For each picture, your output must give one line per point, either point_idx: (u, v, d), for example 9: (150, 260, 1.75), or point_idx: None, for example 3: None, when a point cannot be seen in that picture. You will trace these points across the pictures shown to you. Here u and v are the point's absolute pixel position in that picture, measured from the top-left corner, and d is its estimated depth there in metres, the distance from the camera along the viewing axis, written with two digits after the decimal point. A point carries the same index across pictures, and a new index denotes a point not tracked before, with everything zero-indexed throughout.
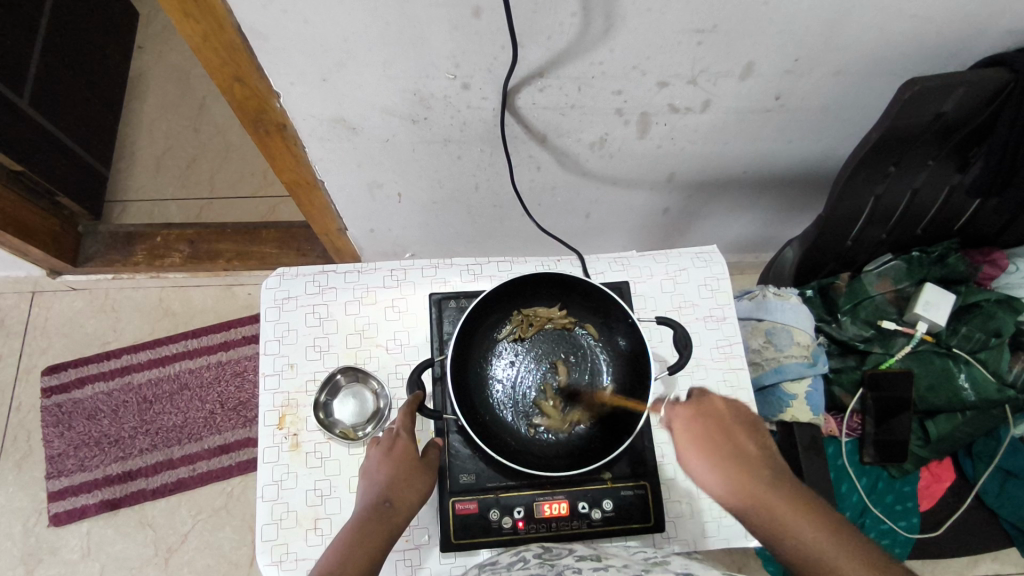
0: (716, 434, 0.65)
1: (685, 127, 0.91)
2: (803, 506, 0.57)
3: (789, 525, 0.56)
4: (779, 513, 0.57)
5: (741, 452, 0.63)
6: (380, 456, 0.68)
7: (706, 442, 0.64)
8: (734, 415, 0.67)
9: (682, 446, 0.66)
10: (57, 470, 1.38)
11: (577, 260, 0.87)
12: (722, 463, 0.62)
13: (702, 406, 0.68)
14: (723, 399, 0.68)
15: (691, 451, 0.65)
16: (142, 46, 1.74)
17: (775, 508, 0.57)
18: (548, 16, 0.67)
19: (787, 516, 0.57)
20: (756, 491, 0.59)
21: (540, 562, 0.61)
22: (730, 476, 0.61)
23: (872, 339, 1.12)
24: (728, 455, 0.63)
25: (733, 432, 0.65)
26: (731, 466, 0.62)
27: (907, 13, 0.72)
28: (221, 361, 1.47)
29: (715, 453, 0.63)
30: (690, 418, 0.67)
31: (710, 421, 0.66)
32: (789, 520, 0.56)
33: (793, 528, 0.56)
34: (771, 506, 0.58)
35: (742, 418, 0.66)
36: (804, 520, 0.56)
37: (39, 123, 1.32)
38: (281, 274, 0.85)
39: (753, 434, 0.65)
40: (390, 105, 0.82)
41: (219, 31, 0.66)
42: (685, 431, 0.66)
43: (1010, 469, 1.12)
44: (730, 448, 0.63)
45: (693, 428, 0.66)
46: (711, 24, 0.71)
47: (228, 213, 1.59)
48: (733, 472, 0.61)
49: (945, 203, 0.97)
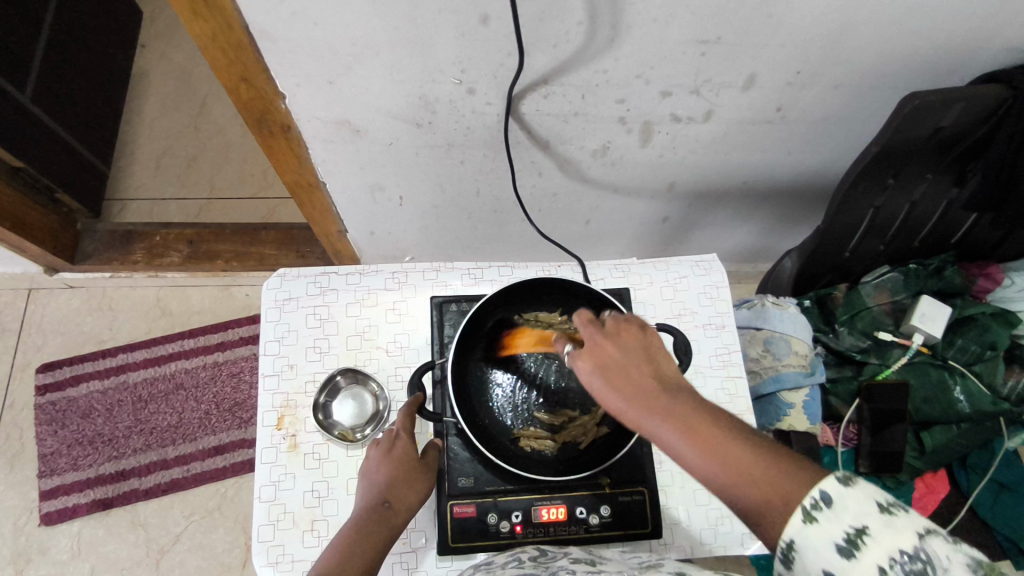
0: (610, 360, 0.55)
1: (686, 136, 0.92)
2: (713, 418, 0.51)
3: (709, 446, 0.50)
4: (695, 435, 0.50)
5: (637, 373, 0.54)
6: (380, 456, 0.68)
7: (612, 374, 0.55)
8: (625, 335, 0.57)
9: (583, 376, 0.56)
10: (49, 468, 1.37)
11: (578, 266, 0.88)
12: (624, 390, 0.54)
13: (595, 333, 0.58)
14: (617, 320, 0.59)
15: (591, 381, 0.55)
16: (145, 45, 1.74)
17: (692, 429, 0.51)
18: (554, 24, 0.68)
19: (704, 434, 0.50)
20: (669, 412, 0.52)
21: (535, 564, 0.61)
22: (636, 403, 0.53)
23: (869, 350, 1.12)
24: (628, 380, 0.54)
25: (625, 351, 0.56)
26: (632, 391, 0.53)
27: (907, 29, 0.73)
28: (217, 362, 1.46)
29: (616, 380, 0.54)
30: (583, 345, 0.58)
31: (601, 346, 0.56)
32: (706, 438, 0.50)
33: (714, 448, 0.49)
34: (686, 428, 0.51)
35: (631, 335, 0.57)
36: (718, 434, 0.50)
37: (40, 119, 1.32)
38: (283, 275, 0.85)
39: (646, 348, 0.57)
40: (395, 109, 0.82)
41: (228, 31, 0.66)
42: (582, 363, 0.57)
43: (1005, 482, 1.13)
44: (628, 371, 0.55)
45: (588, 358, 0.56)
46: (715, 35, 0.72)
47: (227, 213, 1.59)
48: (637, 397, 0.53)
49: (942, 216, 0.98)
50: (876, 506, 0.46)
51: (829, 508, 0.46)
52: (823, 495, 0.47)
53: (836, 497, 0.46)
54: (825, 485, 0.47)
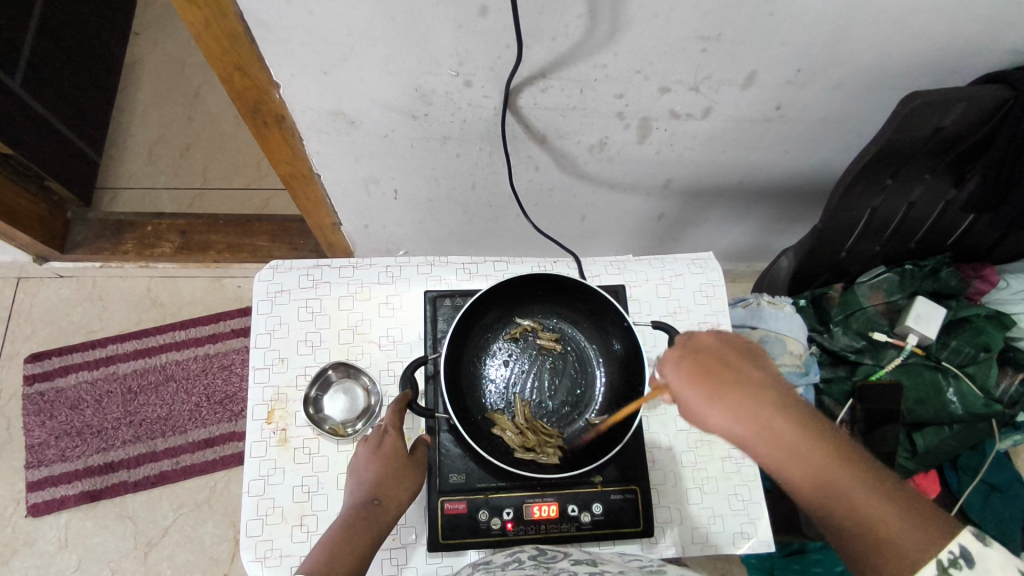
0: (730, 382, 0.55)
1: (685, 133, 0.91)
2: (836, 450, 0.53)
3: (837, 484, 0.52)
4: (820, 470, 0.52)
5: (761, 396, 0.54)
6: (368, 453, 0.67)
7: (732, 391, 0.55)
8: (732, 354, 0.57)
9: (690, 397, 0.55)
10: (37, 460, 1.35)
11: (573, 262, 0.87)
12: (747, 417, 0.53)
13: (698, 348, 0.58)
14: (711, 334, 0.59)
15: (707, 405, 0.54)
16: (138, 33, 1.71)
17: (820, 468, 0.52)
18: (553, 17, 0.67)
19: (829, 472, 0.52)
20: (794, 446, 0.52)
21: (535, 564, 0.60)
22: (761, 432, 0.53)
23: (863, 350, 1.12)
24: (751, 404, 0.54)
25: (742, 373, 0.56)
26: (759, 418, 0.53)
27: (910, 28, 0.73)
28: (209, 354, 1.45)
29: (736, 404, 0.54)
30: (691, 366, 0.57)
31: (715, 363, 0.56)
32: (831, 477, 0.52)
33: (839, 486, 0.52)
34: (812, 464, 0.52)
35: (739, 351, 0.58)
36: (844, 470, 0.52)
37: (30, 106, 1.30)
38: (275, 267, 0.84)
39: (756, 366, 0.57)
40: (390, 101, 0.81)
41: (222, 19, 0.65)
42: (692, 384, 0.55)
43: (993, 483, 1.16)
44: (747, 395, 0.54)
45: (702, 378, 0.55)
46: (716, 31, 0.71)
47: (220, 204, 1.57)
48: (764, 425, 0.53)
49: (939, 217, 0.97)
50: (1016, 572, 0.47)
51: (969, 567, 0.48)
52: (963, 551, 0.48)
53: (977, 557, 0.48)
54: (964, 540, 0.49)
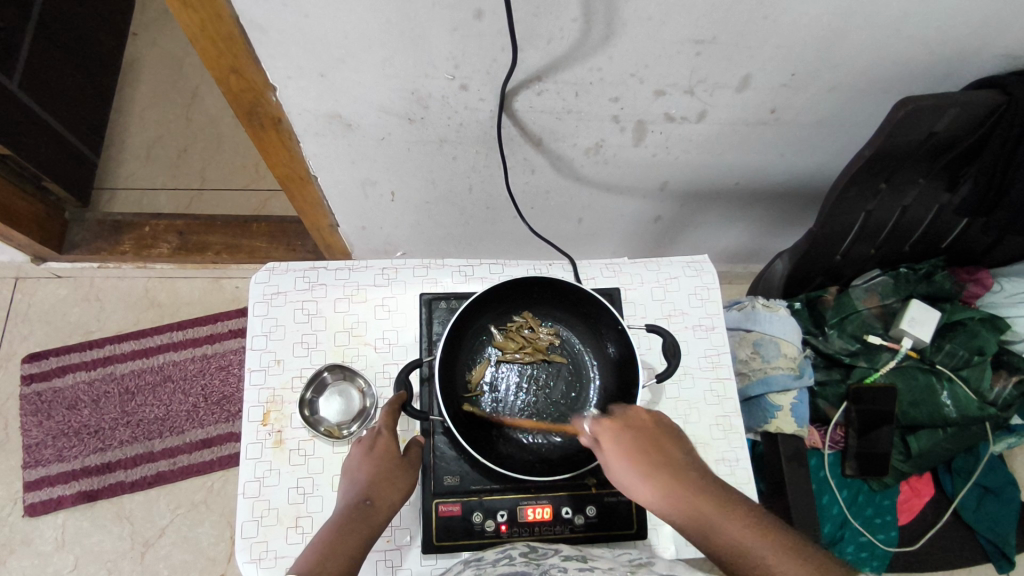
0: (650, 451, 0.61)
1: (680, 136, 0.91)
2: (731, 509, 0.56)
3: (744, 544, 0.54)
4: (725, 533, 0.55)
5: (673, 465, 0.60)
6: (360, 455, 0.67)
7: (643, 461, 0.60)
8: (659, 429, 0.63)
9: (613, 464, 0.61)
10: (33, 460, 1.35)
11: (569, 265, 0.87)
12: (658, 483, 0.59)
13: (626, 420, 0.63)
14: (644, 411, 0.65)
15: (625, 470, 0.60)
16: (137, 33, 1.72)
17: (723, 527, 0.55)
18: (549, 21, 0.67)
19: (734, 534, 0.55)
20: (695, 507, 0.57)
21: (526, 560, 0.61)
22: (668, 497, 0.58)
23: (858, 353, 1.12)
24: (663, 474, 0.59)
25: (665, 446, 0.61)
26: (668, 483, 0.58)
27: (904, 33, 0.73)
28: (206, 354, 1.45)
29: (656, 472, 0.59)
30: (617, 437, 0.62)
31: (640, 435, 0.62)
32: (735, 537, 0.55)
33: (743, 547, 0.54)
34: (710, 521, 0.56)
35: (665, 427, 0.63)
36: (751, 532, 0.55)
37: (29, 106, 1.30)
38: (272, 269, 0.85)
39: (681, 446, 0.63)
40: (386, 103, 0.81)
41: (219, 21, 0.65)
42: (615, 451, 0.61)
43: (988, 485, 1.17)
44: (662, 463, 0.60)
45: (625, 446, 0.61)
46: (710, 35, 0.71)
47: (218, 205, 1.57)
48: (668, 489, 0.58)
49: (933, 221, 0.98)
50: None
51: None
52: None
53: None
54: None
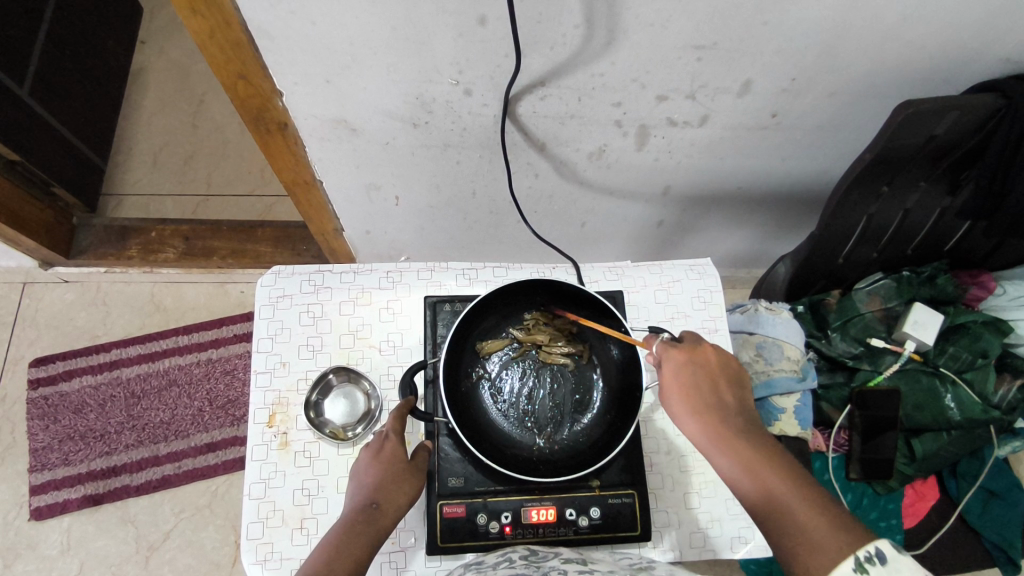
0: (703, 385, 0.63)
1: (683, 140, 0.92)
2: (769, 455, 0.58)
3: (772, 490, 0.56)
4: (758, 477, 0.57)
5: (724, 406, 0.63)
6: (368, 457, 0.68)
7: (693, 394, 0.63)
8: (721, 366, 0.65)
9: (666, 392, 0.65)
10: (40, 463, 1.36)
11: (572, 268, 0.88)
12: (705, 417, 0.62)
13: (691, 353, 0.65)
14: (713, 346, 0.66)
15: (674, 401, 0.64)
16: (145, 42, 1.74)
17: (757, 469, 0.58)
18: (552, 27, 0.68)
19: (766, 476, 0.57)
20: (734, 447, 0.60)
21: (526, 563, 0.61)
22: (709, 429, 0.61)
23: (861, 356, 1.13)
24: (711, 410, 0.62)
25: (718, 383, 0.64)
26: (715, 418, 0.62)
27: (903, 38, 0.74)
28: (211, 359, 1.46)
29: (703, 406, 0.62)
30: (677, 369, 0.65)
31: (698, 372, 0.64)
32: (765, 476, 0.57)
33: (768, 485, 0.56)
34: (748, 458, 0.58)
35: (727, 369, 0.65)
36: (786, 481, 0.56)
37: (38, 113, 1.32)
38: (278, 272, 0.85)
39: (737, 387, 0.65)
40: (391, 109, 0.82)
41: (227, 28, 0.66)
42: (673, 379, 0.64)
43: (994, 489, 1.17)
44: (715, 401, 0.63)
45: (682, 376, 0.64)
46: (711, 41, 0.72)
47: (224, 210, 1.58)
48: (711, 425, 0.61)
49: (936, 224, 0.98)
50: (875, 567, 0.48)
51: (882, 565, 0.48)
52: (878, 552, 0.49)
53: (890, 558, 0.48)
54: (881, 544, 0.49)
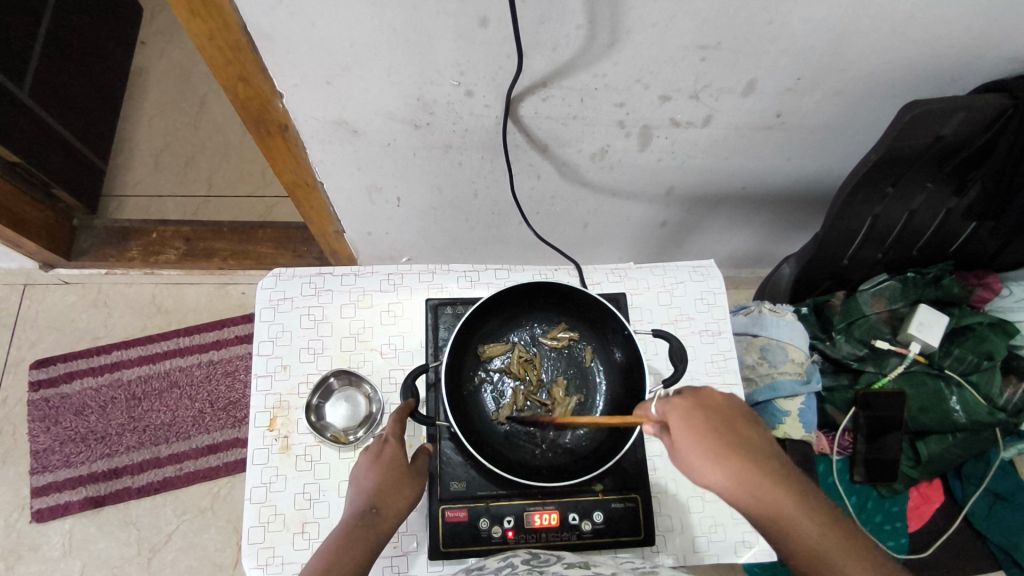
0: (721, 433, 0.59)
1: (686, 141, 0.91)
2: (804, 504, 0.55)
3: (816, 545, 0.54)
4: (801, 532, 0.54)
5: (744, 450, 0.58)
6: (368, 462, 0.67)
7: (714, 444, 0.58)
8: (728, 408, 0.61)
9: (682, 445, 0.59)
10: (41, 465, 1.36)
11: (574, 270, 0.87)
12: (729, 468, 0.57)
13: (698, 400, 0.61)
14: (715, 392, 0.62)
15: (693, 450, 0.58)
16: (145, 42, 1.73)
17: (796, 524, 0.55)
18: (554, 27, 0.68)
19: (806, 530, 0.54)
20: (769, 499, 0.55)
21: (529, 568, 0.60)
22: (737, 481, 0.56)
23: (865, 358, 1.12)
24: (735, 459, 0.57)
25: (733, 426, 0.59)
26: (741, 469, 0.57)
27: (908, 38, 0.73)
28: (212, 360, 1.46)
29: (726, 457, 0.57)
30: (689, 416, 0.60)
31: (712, 418, 0.59)
32: (806, 530, 0.54)
33: (810, 539, 0.54)
34: (783, 511, 0.55)
35: (735, 410, 0.61)
36: (826, 533, 0.54)
37: (38, 115, 1.32)
38: (278, 275, 0.85)
39: (748, 425, 0.61)
40: (392, 110, 0.82)
41: (226, 30, 0.66)
42: (689, 430, 0.59)
43: (999, 492, 1.15)
44: (735, 448, 0.58)
45: (696, 426, 0.59)
46: (715, 41, 0.71)
47: (225, 211, 1.58)
48: (739, 476, 0.56)
49: (941, 224, 0.97)
50: None
51: None
52: None
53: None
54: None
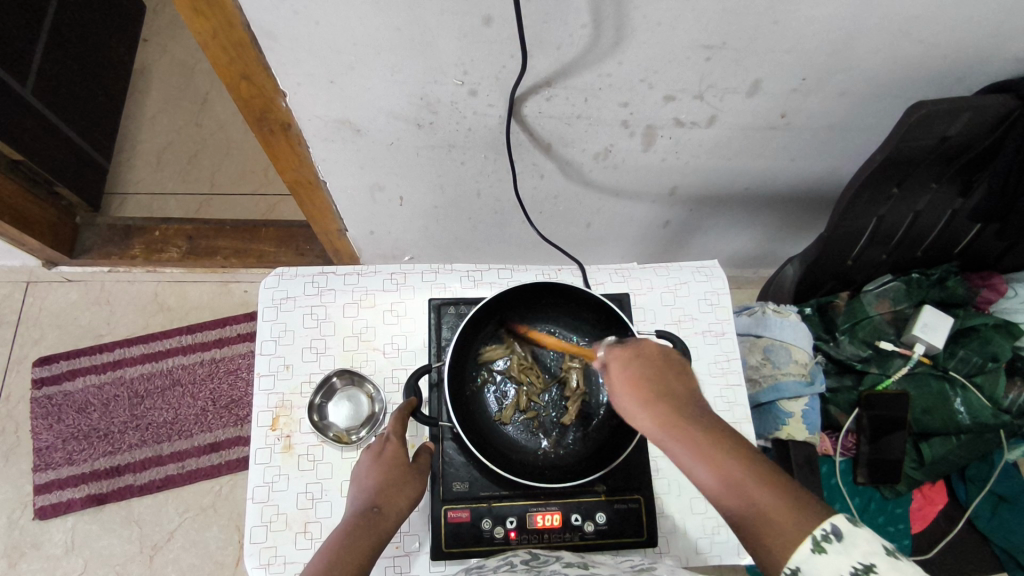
0: (650, 379, 0.56)
1: (690, 141, 0.91)
2: (731, 443, 0.52)
3: (743, 486, 0.49)
4: (722, 471, 0.50)
5: (676, 394, 0.55)
6: (369, 461, 0.67)
7: (642, 388, 0.55)
8: (659, 357, 0.58)
9: (617, 391, 0.58)
10: (44, 463, 1.36)
11: (577, 270, 0.87)
12: (658, 411, 0.54)
13: (633, 349, 0.59)
14: (647, 341, 0.60)
15: (625, 396, 0.56)
16: (148, 40, 1.73)
17: (724, 466, 0.50)
18: (558, 27, 0.67)
19: (735, 472, 0.50)
20: (698, 449, 0.51)
21: (528, 567, 0.60)
22: (664, 425, 0.53)
23: (870, 359, 1.11)
24: (664, 403, 0.54)
25: (664, 373, 0.57)
26: (667, 411, 0.54)
27: (915, 38, 0.73)
28: (214, 358, 1.46)
29: (656, 401, 0.54)
30: (627, 366, 0.58)
31: (644, 365, 0.57)
32: (733, 471, 0.50)
33: (737, 480, 0.50)
34: (708, 452, 0.51)
35: (665, 359, 0.58)
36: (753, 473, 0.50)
37: (41, 112, 1.32)
38: (281, 274, 0.85)
39: (680, 373, 0.57)
40: (396, 109, 0.81)
41: (229, 28, 0.66)
42: (623, 378, 0.57)
43: (1004, 494, 1.14)
44: (664, 392, 0.55)
45: (628, 373, 0.57)
46: (720, 41, 0.71)
47: (228, 209, 1.58)
48: (665, 418, 0.53)
49: (947, 225, 0.97)
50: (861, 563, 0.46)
51: (837, 539, 0.46)
52: (833, 527, 0.47)
53: (847, 532, 0.46)
54: (836, 519, 0.47)
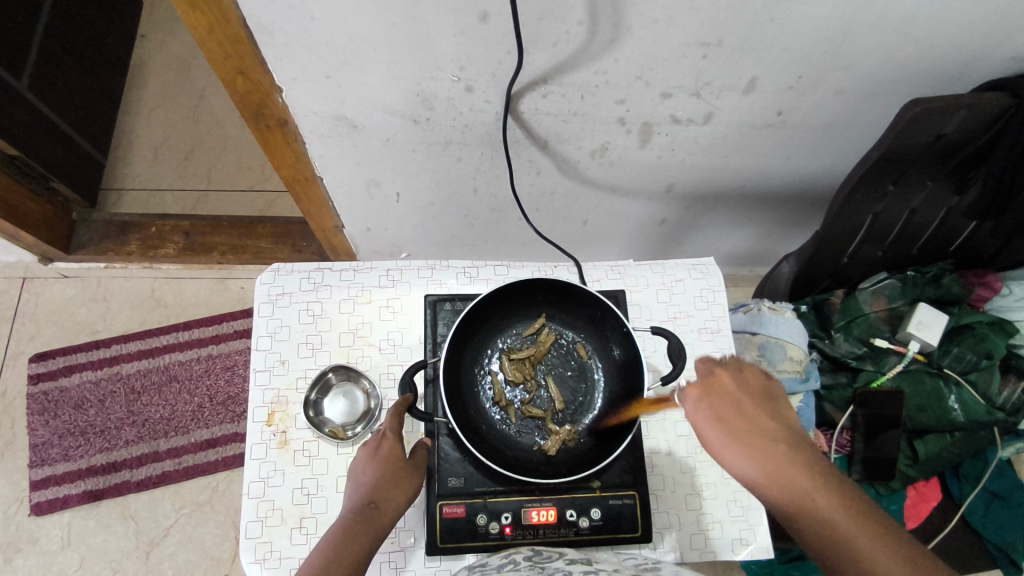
0: (735, 414, 0.59)
1: (686, 138, 0.91)
2: (827, 483, 0.54)
3: (837, 527, 0.52)
4: (813, 509, 0.53)
5: (765, 430, 0.58)
6: (366, 457, 0.67)
7: (729, 424, 0.59)
8: (743, 390, 0.61)
9: (701, 425, 0.61)
10: (40, 459, 1.36)
11: (574, 266, 0.87)
12: (745, 449, 0.57)
13: (709, 382, 0.62)
14: (731, 371, 0.62)
15: (711, 431, 0.60)
16: (144, 35, 1.73)
17: (814, 505, 0.53)
18: (556, 23, 0.67)
19: (829, 513, 0.53)
20: (789, 478, 0.55)
21: (531, 564, 0.61)
22: (753, 461, 0.57)
23: (865, 356, 1.12)
24: (751, 441, 0.58)
25: (746, 407, 0.60)
26: (755, 448, 0.57)
27: (912, 36, 0.73)
28: (211, 354, 1.46)
29: (743, 438, 0.58)
30: (705, 403, 0.61)
31: (727, 400, 0.60)
32: (825, 511, 0.53)
33: (831, 521, 0.52)
34: (796, 487, 0.54)
35: (751, 392, 0.61)
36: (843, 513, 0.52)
37: (36, 107, 1.31)
38: (277, 270, 0.85)
39: (767, 407, 0.60)
40: (392, 105, 0.81)
41: (224, 23, 0.65)
42: (704, 414, 0.61)
43: (997, 491, 1.15)
44: (749, 429, 0.58)
45: (709, 410, 0.60)
46: (716, 38, 0.71)
47: (224, 205, 1.58)
48: (755, 455, 0.57)
49: (942, 223, 0.97)
50: None
51: None
52: None
53: None
54: None
